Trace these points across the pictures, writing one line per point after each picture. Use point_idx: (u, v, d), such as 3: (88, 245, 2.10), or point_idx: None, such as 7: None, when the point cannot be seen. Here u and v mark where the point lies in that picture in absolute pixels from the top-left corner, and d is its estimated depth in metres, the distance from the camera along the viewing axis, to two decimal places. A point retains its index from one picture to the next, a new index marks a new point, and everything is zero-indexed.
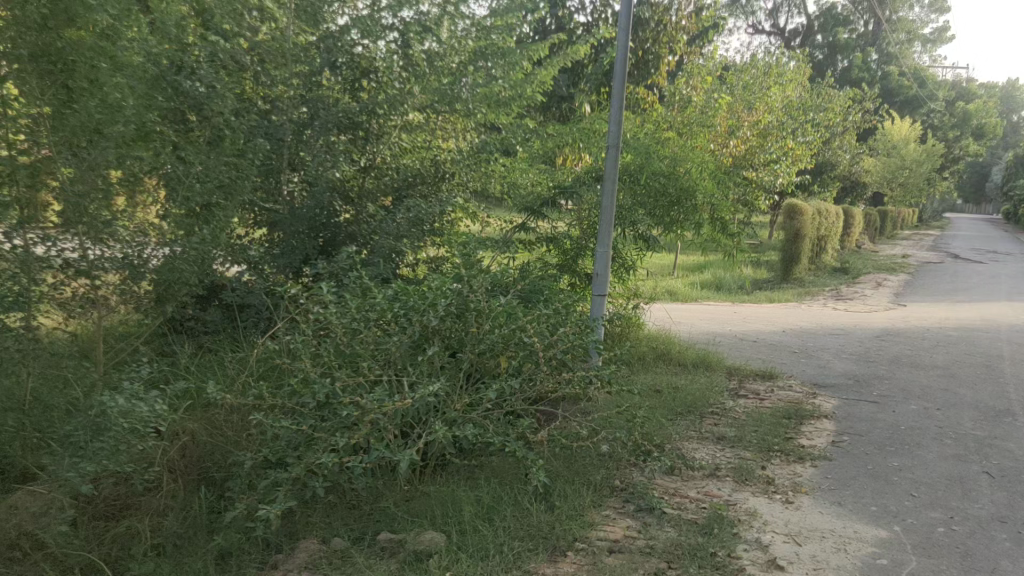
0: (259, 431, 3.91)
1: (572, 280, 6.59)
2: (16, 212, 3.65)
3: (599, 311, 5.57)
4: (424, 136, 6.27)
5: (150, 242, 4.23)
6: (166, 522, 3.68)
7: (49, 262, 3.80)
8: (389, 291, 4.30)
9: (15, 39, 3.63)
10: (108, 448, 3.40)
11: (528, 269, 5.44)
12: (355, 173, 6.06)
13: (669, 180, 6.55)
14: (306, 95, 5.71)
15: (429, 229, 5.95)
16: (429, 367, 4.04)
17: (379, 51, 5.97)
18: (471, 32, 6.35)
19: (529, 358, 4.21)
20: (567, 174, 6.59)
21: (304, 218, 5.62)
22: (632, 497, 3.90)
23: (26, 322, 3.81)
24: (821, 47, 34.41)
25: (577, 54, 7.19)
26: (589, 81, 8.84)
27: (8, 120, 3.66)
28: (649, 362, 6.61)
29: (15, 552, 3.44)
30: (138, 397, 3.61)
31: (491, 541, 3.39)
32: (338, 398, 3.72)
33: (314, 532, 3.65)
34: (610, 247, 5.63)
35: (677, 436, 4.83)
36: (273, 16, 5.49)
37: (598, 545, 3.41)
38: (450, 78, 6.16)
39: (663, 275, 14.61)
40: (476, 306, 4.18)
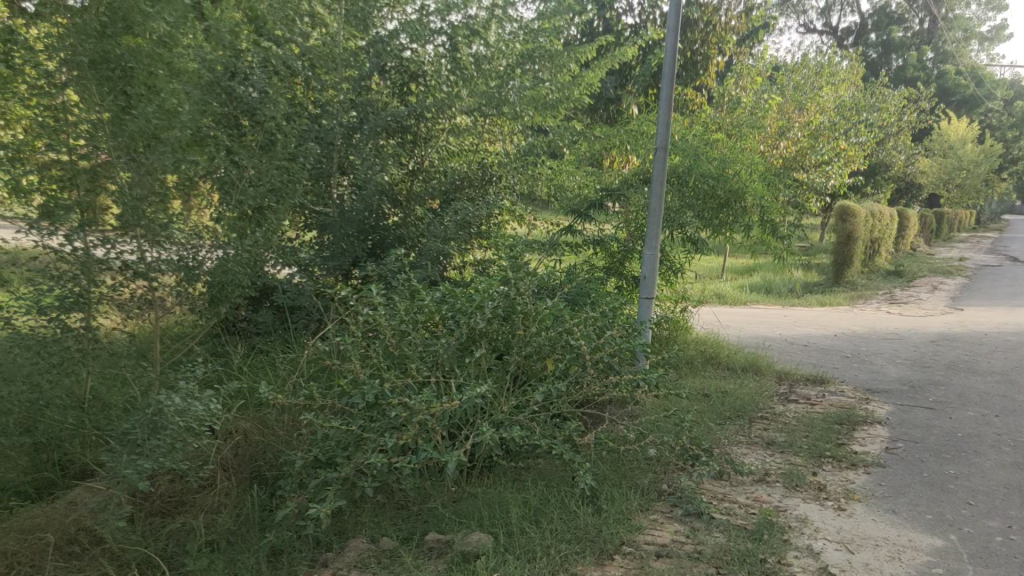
0: (310, 431, 3.97)
1: (619, 283, 6.57)
2: (76, 216, 3.79)
3: (647, 314, 5.53)
4: (472, 139, 6.30)
5: (205, 244, 4.32)
6: (219, 520, 3.75)
7: (108, 264, 3.92)
8: (437, 293, 4.34)
9: (76, 46, 3.72)
10: (164, 446, 3.48)
11: (575, 272, 5.44)
12: (404, 177, 6.08)
13: (718, 182, 6.48)
14: (356, 99, 5.76)
15: (477, 231, 5.98)
16: (477, 369, 4.06)
17: (427, 55, 6.05)
18: (518, 35, 6.44)
19: (576, 361, 4.20)
20: (614, 177, 6.59)
21: (353, 221, 5.68)
22: (680, 501, 3.87)
23: (86, 323, 3.97)
24: (874, 46, 33.81)
25: (625, 55, 7.17)
26: (637, 83, 8.82)
27: (69, 126, 3.74)
28: (697, 366, 6.56)
29: (75, 546, 3.57)
30: (193, 396, 3.71)
31: (538, 543, 3.40)
32: (386, 399, 3.77)
33: (363, 531, 3.69)
34: (658, 249, 5.60)
35: (726, 441, 4.79)
36: (324, 21, 5.75)
37: (646, 549, 3.40)
38: (497, 82, 6.17)
39: (712, 278, 14.47)
40: (523, 309, 4.19)
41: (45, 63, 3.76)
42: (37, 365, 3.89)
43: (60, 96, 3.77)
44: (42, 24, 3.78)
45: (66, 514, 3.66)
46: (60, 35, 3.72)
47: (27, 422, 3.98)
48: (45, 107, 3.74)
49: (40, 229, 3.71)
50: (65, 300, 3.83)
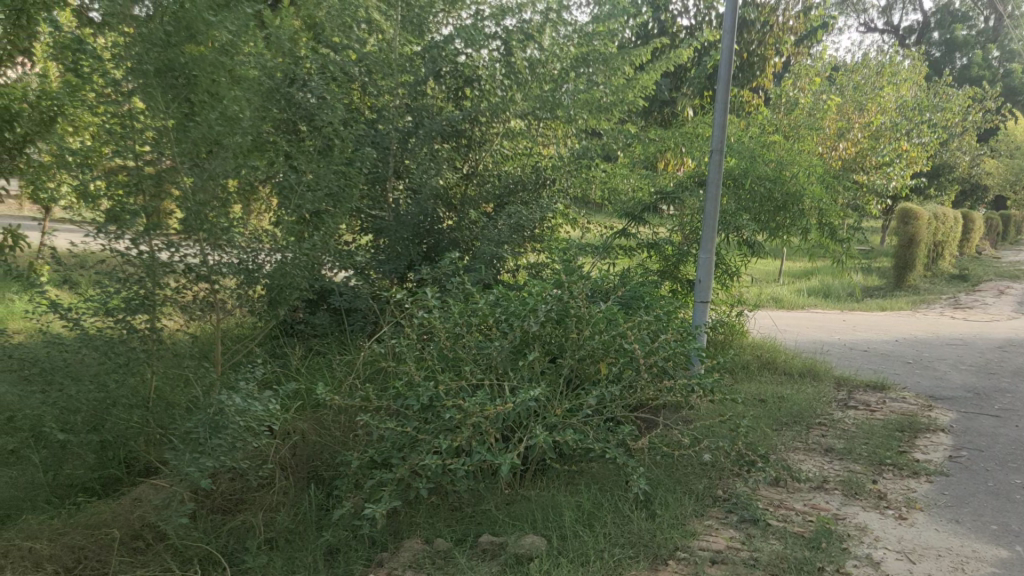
0: (366, 431, 4.02)
1: (674, 287, 6.62)
2: (142, 220, 3.90)
3: (702, 318, 5.47)
4: (526, 143, 6.32)
5: (264, 247, 4.40)
6: (278, 518, 3.82)
7: (172, 267, 4.03)
8: (491, 296, 4.37)
9: (142, 55, 3.81)
10: (224, 445, 3.59)
11: (629, 275, 5.41)
12: (458, 181, 6.13)
13: (775, 185, 6.41)
14: (412, 103, 5.82)
15: (531, 235, 5.98)
16: (530, 372, 4.08)
17: (481, 59, 6.06)
18: (572, 38, 6.42)
19: (629, 365, 4.16)
20: (669, 180, 6.60)
21: (409, 225, 5.74)
22: (735, 507, 3.83)
23: (150, 324, 4.07)
24: (938, 45, 32.99)
25: (680, 57, 7.10)
26: (692, 85, 8.73)
27: (135, 133, 3.88)
28: (753, 371, 6.47)
29: (139, 542, 3.67)
30: (253, 396, 3.80)
31: (592, 547, 3.39)
32: (441, 401, 3.81)
33: (418, 532, 3.72)
34: (714, 252, 5.54)
35: (783, 447, 4.71)
36: (381, 28, 5.78)
37: (701, 555, 3.36)
38: (551, 86, 6.18)
39: (768, 282, 14.27)
40: (577, 313, 4.19)
41: (112, 72, 3.87)
42: (104, 364, 4.05)
43: (126, 104, 3.87)
44: (109, 33, 3.89)
45: (131, 510, 3.77)
46: (126, 44, 3.82)
47: (95, 419, 4.15)
48: (112, 115, 3.88)
49: (108, 232, 3.89)
50: (131, 302, 3.97)
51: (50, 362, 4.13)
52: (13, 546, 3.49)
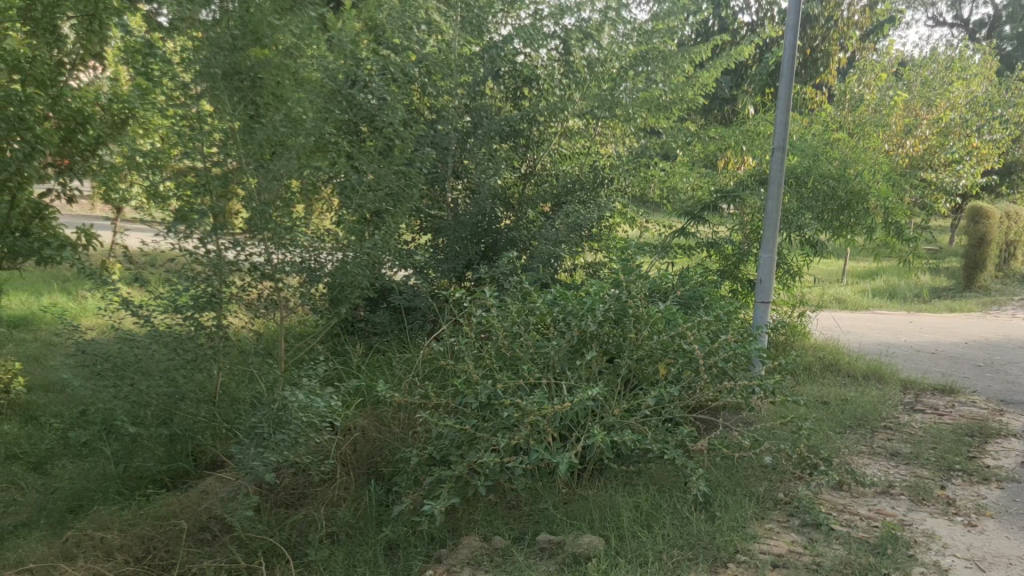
0: (425, 429, 4.06)
1: (733, 287, 6.60)
2: (210, 220, 4.02)
3: (763, 318, 5.40)
4: (584, 142, 6.31)
5: (326, 246, 4.49)
6: (339, 512, 3.87)
7: (238, 266, 4.13)
8: (549, 296, 4.36)
9: (209, 58, 3.89)
10: (288, 440, 3.69)
11: (688, 275, 5.36)
12: (516, 180, 6.13)
13: (839, 184, 6.29)
14: (471, 104, 5.86)
15: (589, 234, 5.97)
16: (588, 372, 4.07)
17: (540, 59, 6.07)
18: (632, 37, 6.27)
19: (689, 365, 4.12)
20: (730, 179, 6.54)
21: (467, 224, 5.78)
22: (797, 511, 3.77)
23: (217, 322, 4.22)
24: (1011, 39, 31.95)
25: (742, 54, 7.00)
26: (755, 83, 8.57)
27: (205, 135, 3.97)
28: (815, 372, 6.37)
29: (206, 533, 3.74)
30: (315, 393, 3.88)
31: (650, 548, 3.38)
32: (499, 400, 3.83)
33: (476, 529, 3.75)
34: (776, 252, 5.46)
35: (847, 450, 4.62)
36: (439, 28, 5.81)
37: (761, 558, 3.32)
38: (610, 84, 6.12)
39: (831, 282, 14.01)
40: (635, 312, 4.15)
41: (181, 75, 3.97)
42: (173, 360, 4.18)
43: (195, 106, 3.96)
44: (178, 37, 3.98)
45: (197, 502, 3.88)
46: (195, 47, 3.91)
47: (163, 414, 4.23)
48: (182, 117, 4.00)
49: (177, 232, 3.98)
50: (199, 300, 4.09)
51: (121, 357, 4.21)
52: (86, 536, 3.65)
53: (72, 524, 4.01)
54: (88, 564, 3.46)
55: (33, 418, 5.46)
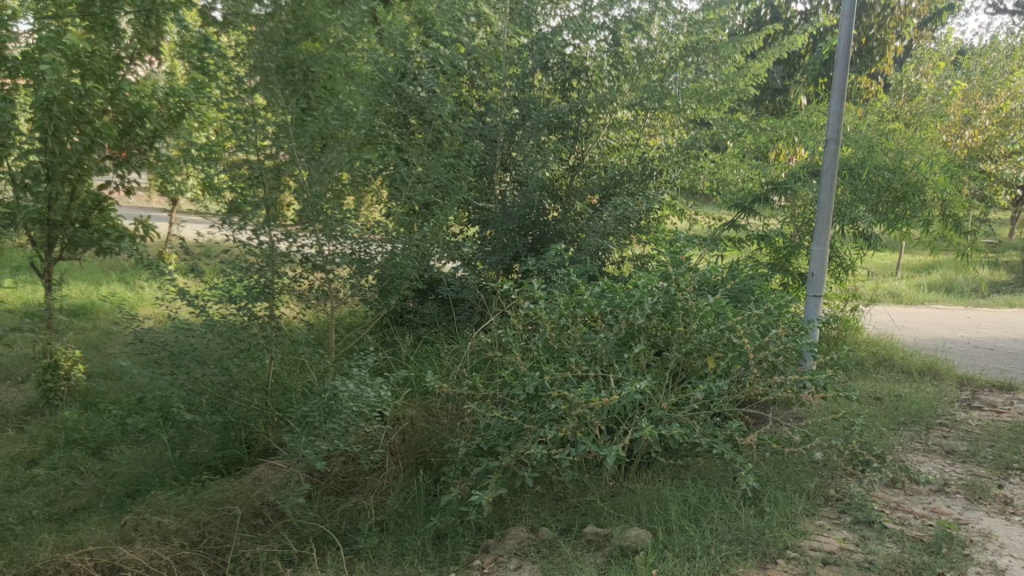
0: (473, 420, 4.08)
1: (785, 281, 6.53)
2: (263, 212, 4.10)
3: (814, 313, 5.34)
4: (633, 134, 6.27)
5: (376, 238, 4.46)
6: (388, 501, 3.92)
7: (290, 257, 4.21)
8: (597, 288, 4.32)
9: (263, 53, 3.97)
10: (339, 429, 3.76)
11: (739, 268, 5.30)
12: (564, 172, 6.10)
13: (894, 175, 6.17)
14: (519, 96, 5.83)
15: (637, 227, 5.93)
16: (636, 365, 4.06)
17: (589, 50, 6.03)
18: (682, 27, 6.19)
19: (739, 359, 4.07)
20: (781, 169, 6.48)
21: (515, 217, 5.76)
22: (849, 508, 3.71)
23: (270, 311, 4.28)
24: None
25: (795, 44, 6.90)
26: (808, 72, 8.42)
27: (258, 128, 4.02)
28: (868, 368, 6.26)
29: (259, 519, 3.82)
30: (366, 383, 3.94)
31: (698, 542, 3.37)
32: (547, 391, 3.85)
33: (523, 520, 3.77)
34: (829, 245, 5.38)
35: (900, 448, 4.54)
36: (489, 20, 5.82)
37: (812, 555, 3.28)
38: (659, 75, 6.08)
39: (885, 275, 13.76)
40: (684, 305, 4.11)
41: (236, 69, 4.04)
42: (227, 349, 4.29)
43: (249, 100, 4.04)
44: (233, 32, 4.07)
45: (252, 489, 3.96)
46: (249, 42, 3.98)
47: (218, 402, 4.31)
48: (237, 111, 4.04)
49: (231, 224, 4.08)
50: (252, 290, 4.16)
51: (178, 346, 4.33)
52: (143, 520, 3.73)
53: (130, 508, 4.11)
54: (146, 547, 3.51)
55: (92, 404, 5.61)
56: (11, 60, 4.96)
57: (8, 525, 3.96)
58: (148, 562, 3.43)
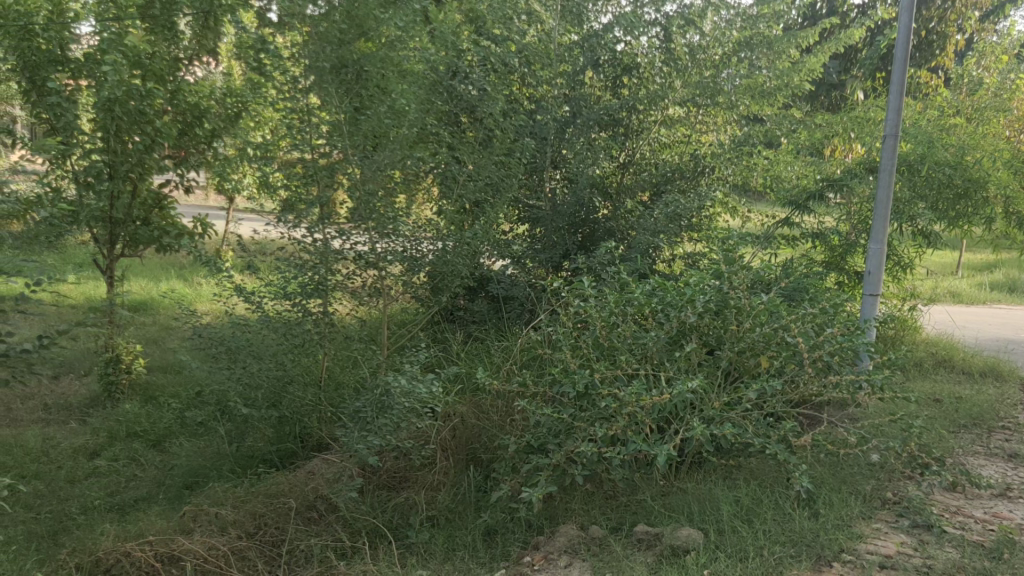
0: (522, 417, 4.08)
1: (840, 279, 6.59)
2: (317, 210, 4.16)
3: (871, 312, 5.25)
4: (684, 131, 6.19)
5: (427, 236, 4.50)
6: (439, 496, 3.95)
7: (343, 255, 4.23)
8: (647, 286, 4.29)
9: (318, 53, 4.02)
10: (390, 425, 3.83)
11: (794, 266, 5.23)
12: (614, 169, 6.04)
13: (956, 171, 6.04)
14: (570, 93, 5.86)
15: (689, 224, 5.86)
16: (687, 364, 4.02)
17: (641, 47, 5.96)
18: (735, 22, 6.08)
19: (793, 359, 4.00)
20: (837, 167, 6.49)
21: (565, 214, 5.73)
22: (907, 511, 3.64)
23: (323, 308, 4.32)
24: None
25: (852, 37, 6.79)
26: (864, 68, 8.24)
27: (313, 127, 4.12)
28: (927, 369, 6.12)
29: (313, 512, 3.88)
30: (417, 379, 4.00)
31: (751, 543, 3.33)
32: (597, 389, 3.84)
33: (573, 517, 3.77)
34: (886, 243, 5.27)
35: (960, 450, 4.43)
36: (541, 18, 5.81)
37: (868, 559, 3.22)
38: (712, 72, 6.01)
39: (946, 275, 13.38)
40: (737, 304, 4.08)
41: (292, 69, 4.13)
42: (281, 345, 4.40)
43: (303, 100, 4.12)
44: (288, 32, 4.13)
45: (305, 483, 4.03)
46: (304, 42, 4.06)
47: (274, 397, 4.41)
48: (293, 110, 4.14)
49: (286, 221, 4.21)
50: (306, 286, 4.22)
51: (233, 341, 4.48)
52: (202, 511, 3.82)
53: (188, 499, 4.22)
54: (204, 538, 3.59)
55: (152, 397, 5.76)
56: (74, 61, 5.18)
57: (72, 515, 4.08)
58: (206, 551, 3.50)
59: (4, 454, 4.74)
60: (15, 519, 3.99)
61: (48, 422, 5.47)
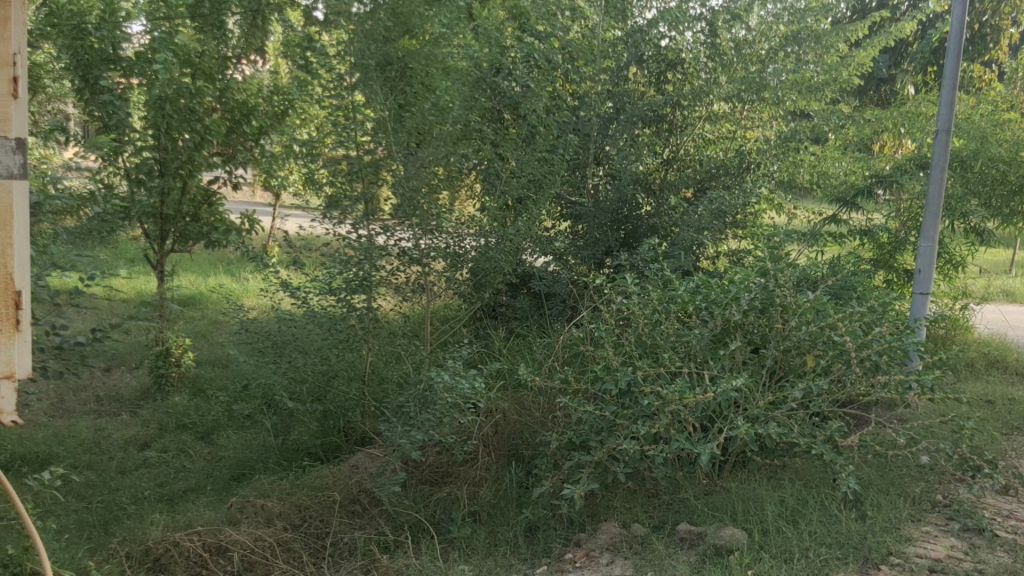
0: (564, 414, 4.08)
1: (889, 277, 6.57)
2: (361, 206, 4.21)
3: (921, 311, 5.15)
4: (730, 126, 6.12)
5: (470, 233, 4.53)
6: (481, 491, 3.97)
7: (387, 251, 4.26)
8: (691, 282, 4.24)
9: (363, 51, 4.07)
10: (433, 420, 3.88)
11: (841, 263, 5.13)
12: (658, 166, 5.97)
13: (1011, 167, 6.02)
14: (613, 90, 5.84)
15: (734, 221, 5.78)
16: (732, 362, 3.99)
17: (686, 42, 5.90)
18: (782, 16, 5.98)
19: (840, 358, 3.94)
20: (885, 163, 6.59)
21: (608, 210, 5.68)
22: (958, 515, 3.57)
23: (367, 304, 4.34)
24: None
25: (902, 31, 6.67)
26: (916, 61, 8.06)
27: (358, 124, 4.16)
28: (979, 370, 5.98)
29: (357, 505, 3.92)
30: (460, 374, 4.02)
31: (796, 544, 3.30)
32: (639, 387, 3.82)
33: (615, 515, 3.76)
34: (937, 240, 5.16)
35: (1014, 454, 4.32)
36: (584, 14, 5.80)
37: (917, 562, 3.17)
38: (757, 67, 5.94)
39: (999, 274, 12.98)
40: (782, 301, 4.00)
41: (337, 67, 4.19)
42: (327, 339, 4.44)
43: (349, 97, 4.16)
44: (335, 31, 4.20)
45: (349, 476, 4.08)
46: (349, 40, 4.10)
47: (319, 390, 4.51)
48: (338, 108, 4.19)
49: (331, 218, 4.25)
50: (350, 282, 4.25)
51: (280, 336, 4.61)
52: (249, 503, 3.87)
53: (235, 491, 4.29)
54: (251, 528, 3.65)
55: (201, 390, 5.86)
56: (126, 60, 5.28)
57: (123, 504, 4.18)
58: (252, 542, 3.55)
59: (58, 444, 4.87)
60: (69, 507, 4.10)
61: (101, 413, 5.60)
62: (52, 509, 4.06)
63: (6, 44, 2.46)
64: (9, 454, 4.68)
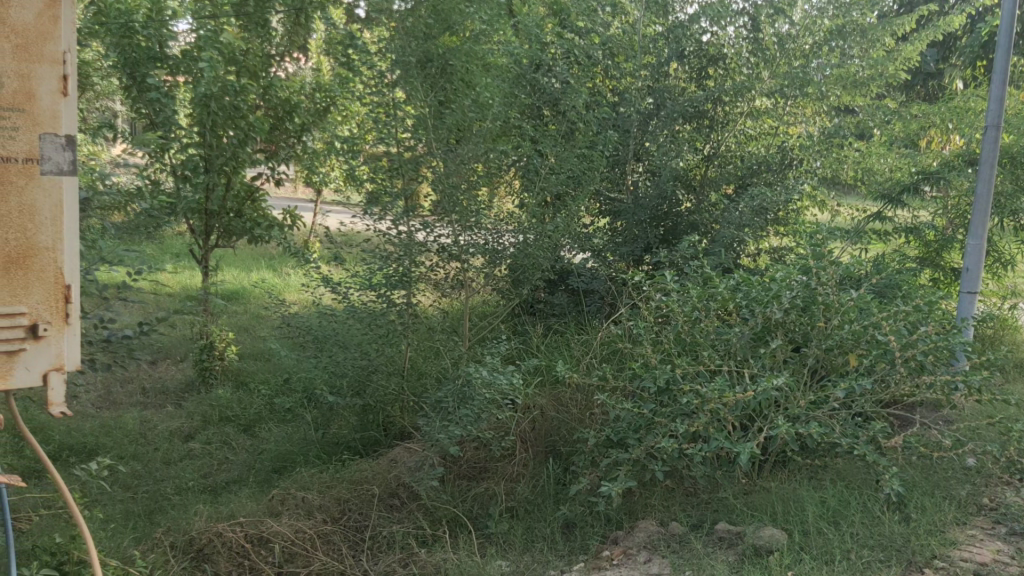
0: (602, 411, 4.07)
1: (935, 275, 6.45)
2: (402, 202, 4.24)
3: (968, 310, 5.05)
4: (772, 122, 5.98)
5: (509, 229, 4.54)
6: (518, 488, 3.98)
7: (427, 247, 4.31)
8: (732, 280, 4.19)
9: (403, 48, 4.11)
10: (471, 415, 3.90)
11: (886, 261, 5.05)
12: (698, 162, 5.88)
13: None
14: (654, 85, 5.76)
15: (776, 218, 5.72)
16: (772, 361, 3.95)
17: (728, 37, 5.85)
18: (827, 10, 5.86)
19: (883, 357, 3.88)
20: (933, 159, 6.43)
21: (648, 208, 5.68)
22: (1005, 519, 3.50)
23: (407, 299, 4.38)
24: None
25: (951, 24, 6.54)
26: (965, 56, 7.92)
27: (398, 120, 4.18)
28: None
29: (396, 499, 3.96)
30: (499, 370, 4.03)
31: (837, 546, 3.26)
32: (678, 385, 3.81)
33: (653, 513, 3.75)
34: (985, 238, 5.06)
35: None
36: (626, 10, 5.86)
37: (962, 566, 3.12)
38: (802, 61, 5.84)
39: None
40: (825, 300, 3.92)
41: (379, 64, 4.21)
42: (367, 334, 4.47)
43: (390, 93, 4.19)
44: (376, 28, 4.28)
45: (388, 471, 4.12)
46: (391, 36, 4.15)
47: (359, 385, 4.50)
48: (378, 105, 4.22)
49: (371, 214, 4.26)
50: (390, 277, 4.30)
51: (321, 331, 4.59)
52: (289, 495, 3.92)
53: (276, 483, 4.35)
54: (292, 521, 3.70)
55: (243, 383, 5.95)
56: (173, 58, 5.37)
57: (167, 495, 4.26)
58: (293, 534, 3.60)
59: (105, 435, 4.97)
60: (115, 497, 4.19)
61: (146, 405, 5.71)
62: (99, 499, 4.15)
63: (55, 43, 2.53)
64: (58, 444, 4.79)
